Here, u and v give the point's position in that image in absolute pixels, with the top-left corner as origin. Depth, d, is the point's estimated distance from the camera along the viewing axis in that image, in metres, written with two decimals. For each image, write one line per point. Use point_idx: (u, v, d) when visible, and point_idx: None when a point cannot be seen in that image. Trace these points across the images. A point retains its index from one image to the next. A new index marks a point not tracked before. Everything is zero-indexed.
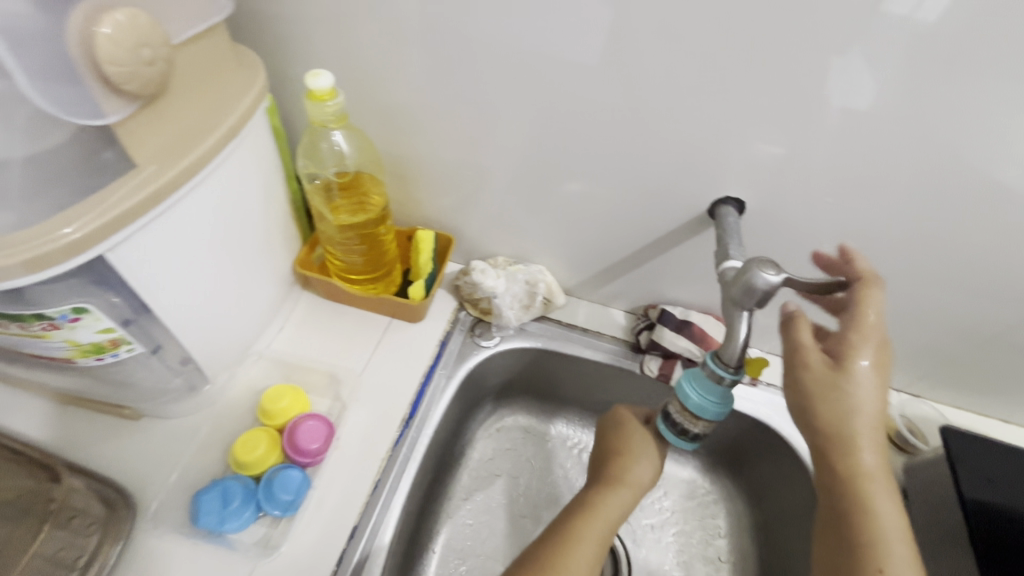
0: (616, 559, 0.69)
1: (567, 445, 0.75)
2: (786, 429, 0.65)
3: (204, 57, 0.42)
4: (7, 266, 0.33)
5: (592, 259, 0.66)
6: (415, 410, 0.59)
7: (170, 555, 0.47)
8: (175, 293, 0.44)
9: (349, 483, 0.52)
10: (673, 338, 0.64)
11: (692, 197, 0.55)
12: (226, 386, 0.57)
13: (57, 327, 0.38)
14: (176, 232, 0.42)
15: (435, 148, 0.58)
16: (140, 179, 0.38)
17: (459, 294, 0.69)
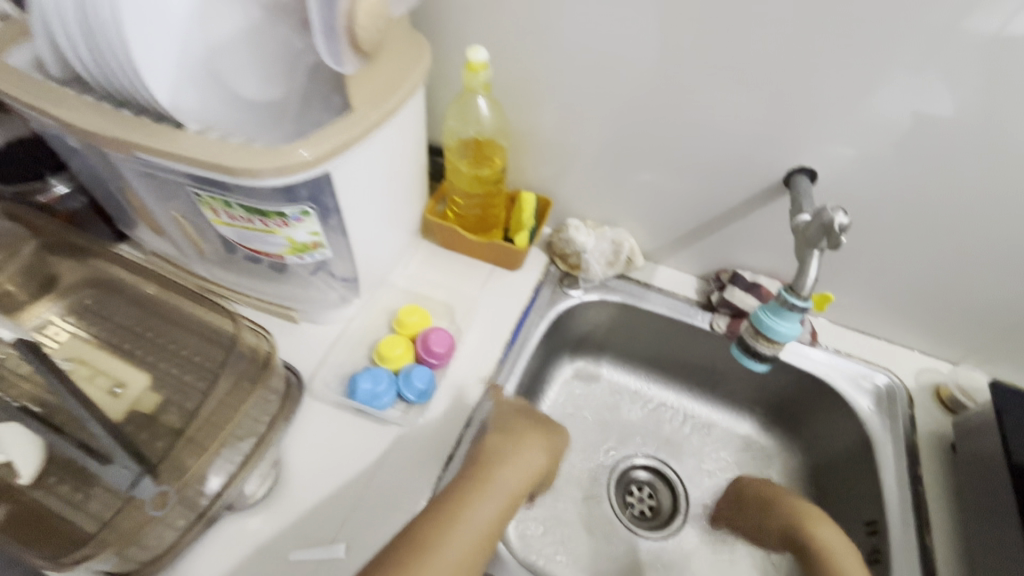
0: (674, 493, 0.79)
1: (631, 394, 0.86)
2: (842, 385, 0.72)
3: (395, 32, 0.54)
4: (267, 172, 0.46)
5: (672, 225, 0.76)
6: (515, 338, 0.71)
7: (333, 420, 0.61)
8: (355, 214, 0.57)
9: (466, 386, 0.65)
10: (743, 296, 0.73)
11: (771, 168, 0.64)
12: (367, 305, 0.70)
13: (286, 225, 0.51)
14: (365, 164, 0.55)
15: (549, 120, 0.69)
16: (354, 119, 0.50)
17: (550, 251, 0.79)
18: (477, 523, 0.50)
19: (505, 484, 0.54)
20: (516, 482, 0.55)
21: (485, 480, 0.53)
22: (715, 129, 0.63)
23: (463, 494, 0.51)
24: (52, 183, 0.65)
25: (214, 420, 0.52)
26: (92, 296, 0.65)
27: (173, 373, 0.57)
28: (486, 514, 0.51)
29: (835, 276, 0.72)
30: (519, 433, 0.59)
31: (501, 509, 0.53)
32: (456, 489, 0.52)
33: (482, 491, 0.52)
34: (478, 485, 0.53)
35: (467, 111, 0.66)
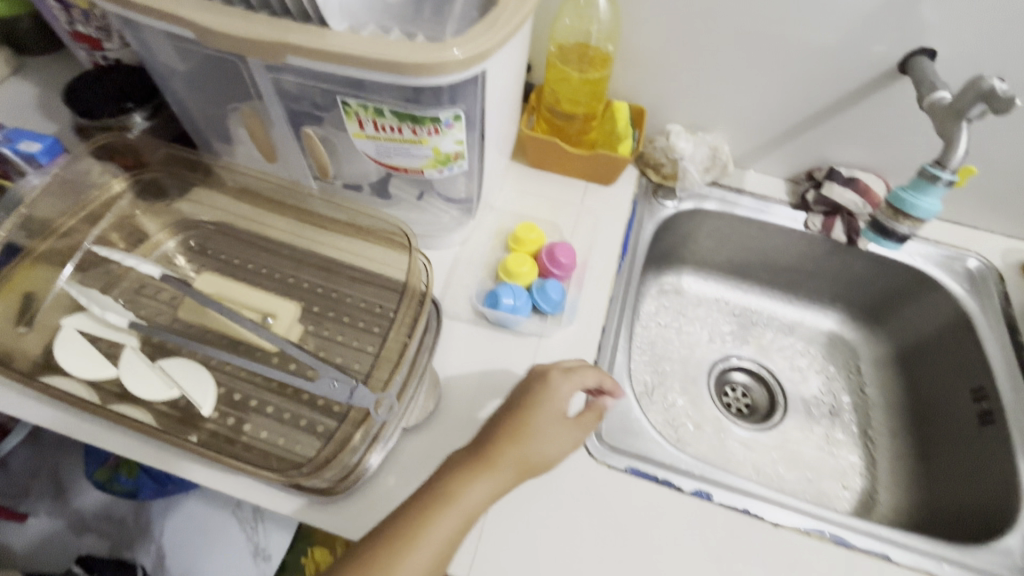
0: (771, 392, 0.82)
1: (718, 302, 0.88)
2: (937, 274, 0.74)
3: None
4: (412, 67, 0.42)
5: (767, 127, 0.75)
6: (625, 250, 0.71)
7: (473, 338, 0.61)
8: (489, 122, 0.55)
9: (594, 296, 0.65)
10: (842, 191, 0.74)
11: (887, 52, 0.63)
12: (476, 227, 0.69)
13: (436, 132, 0.49)
14: (502, 66, 0.52)
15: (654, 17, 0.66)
16: (503, 19, 0.45)
17: (642, 163, 0.78)
18: (473, 508, 0.41)
19: (517, 460, 0.44)
20: (547, 452, 0.46)
21: (495, 455, 0.44)
22: (831, 15, 0.61)
23: (463, 478, 0.42)
24: (136, 117, 0.61)
25: (390, 346, 0.52)
26: (198, 238, 0.61)
27: (321, 307, 0.56)
28: (478, 505, 0.42)
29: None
30: (535, 423, 0.46)
31: (503, 489, 0.43)
32: (473, 454, 0.44)
33: (483, 474, 0.42)
34: (486, 463, 0.43)
35: (586, 7, 0.64)
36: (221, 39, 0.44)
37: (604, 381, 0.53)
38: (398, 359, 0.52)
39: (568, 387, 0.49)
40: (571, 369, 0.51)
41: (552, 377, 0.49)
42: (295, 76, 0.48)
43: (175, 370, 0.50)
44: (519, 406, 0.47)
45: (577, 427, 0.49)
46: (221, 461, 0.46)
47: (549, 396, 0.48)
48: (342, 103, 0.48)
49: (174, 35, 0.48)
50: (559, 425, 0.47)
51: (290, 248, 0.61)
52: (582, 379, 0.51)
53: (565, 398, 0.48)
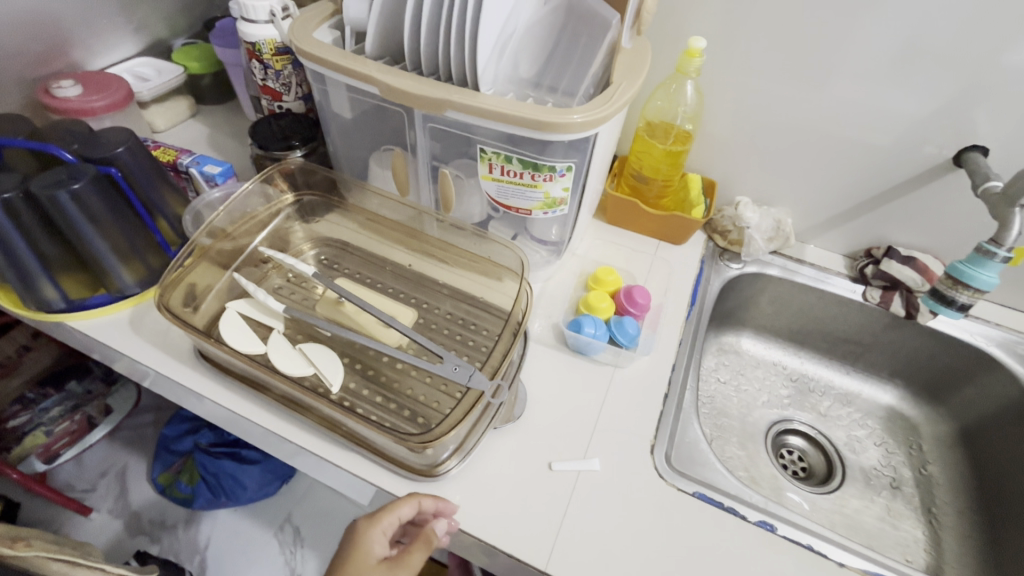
0: (829, 459, 0.83)
1: (776, 366, 0.92)
2: (1001, 355, 0.76)
3: (638, 48, 0.61)
4: (542, 123, 0.54)
5: (828, 206, 0.83)
6: (694, 300, 0.78)
7: (554, 361, 0.68)
8: (589, 177, 0.65)
9: (664, 339, 0.71)
10: (900, 268, 0.80)
11: (940, 147, 0.71)
12: (561, 270, 0.78)
13: (550, 179, 0.60)
14: (607, 132, 0.63)
15: (728, 105, 0.78)
16: (614, 95, 0.57)
17: (710, 229, 0.87)
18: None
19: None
20: None
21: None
22: (889, 113, 0.71)
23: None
24: (296, 152, 0.75)
25: (492, 359, 0.59)
26: (329, 254, 0.74)
27: (430, 319, 0.66)
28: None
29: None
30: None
31: None
32: None
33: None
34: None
35: (672, 95, 0.75)
36: (400, 94, 0.57)
37: (423, 504, 0.51)
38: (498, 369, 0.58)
39: (376, 535, 0.49)
40: (376, 511, 0.50)
41: (359, 531, 0.50)
42: (446, 125, 0.60)
43: (312, 353, 0.59)
44: (341, 566, 0.50)
45: (396, 568, 0.48)
46: (352, 417, 0.54)
47: (355, 553, 0.49)
48: (481, 149, 0.59)
49: (357, 91, 0.63)
50: (371, 572, 0.48)
51: (406, 272, 0.71)
52: (392, 519, 0.50)
53: (376, 546, 0.49)
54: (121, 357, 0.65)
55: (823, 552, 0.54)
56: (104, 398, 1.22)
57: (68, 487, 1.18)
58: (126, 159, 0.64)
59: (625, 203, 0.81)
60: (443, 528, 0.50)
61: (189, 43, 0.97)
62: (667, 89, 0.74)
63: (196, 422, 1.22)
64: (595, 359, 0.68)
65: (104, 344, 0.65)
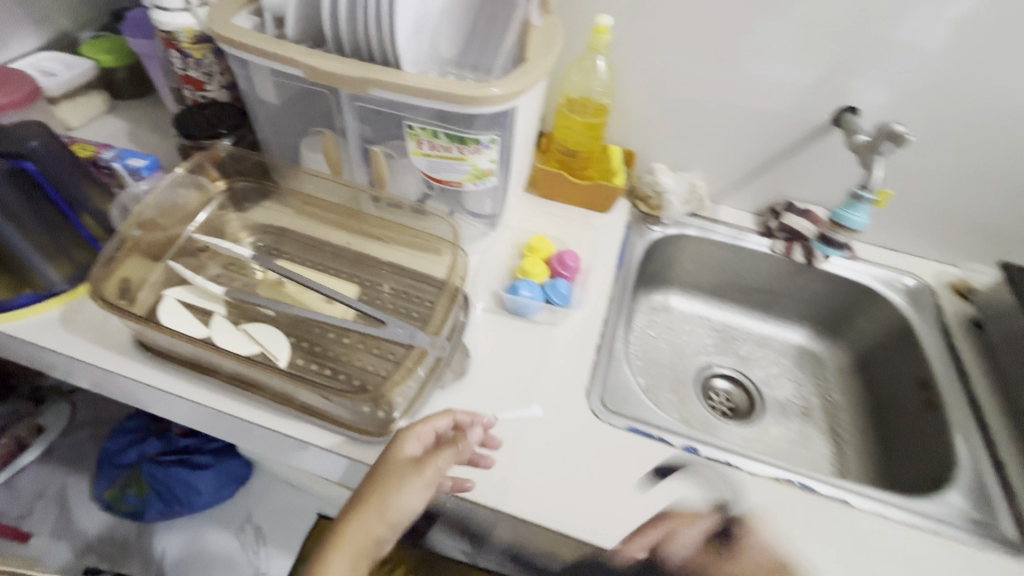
0: (750, 396, 0.93)
1: (701, 319, 1.01)
2: (884, 290, 0.88)
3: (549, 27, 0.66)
4: (463, 97, 0.58)
5: (734, 169, 0.91)
6: (621, 261, 0.84)
7: (495, 325, 0.72)
8: (514, 149, 0.70)
9: (594, 298, 0.77)
10: (798, 220, 0.90)
11: (821, 109, 0.81)
12: (498, 242, 0.82)
13: (477, 151, 0.64)
14: (527, 106, 0.68)
15: (639, 80, 0.84)
16: (529, 69, 0.61)
17: (633, 197, 0.94)
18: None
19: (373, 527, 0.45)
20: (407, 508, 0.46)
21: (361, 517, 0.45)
22: (776, 79, 0.80)
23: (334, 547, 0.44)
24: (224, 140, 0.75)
25: (433, 322, 0.63)
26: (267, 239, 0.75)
27: (372, 293, 0.69)
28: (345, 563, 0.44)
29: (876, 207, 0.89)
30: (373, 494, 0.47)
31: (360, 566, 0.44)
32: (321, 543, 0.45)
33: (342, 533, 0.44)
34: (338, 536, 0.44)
35: (586, 71, 0.80)
36: (324, 76, 0.59)
37: (459, 416, 0.54)
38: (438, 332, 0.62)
39: (420, 434, 0.51)
40: (414, 423, 0.52)
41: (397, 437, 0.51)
42: (371, 105, 0.63)
43: (257, 332, 0.61)
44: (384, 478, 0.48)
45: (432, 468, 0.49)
46: (303, 385, 0.57)
47: (399, 456, 0.49)
48: (407, 126, 0.63)
49: (281, 75, 0.64)
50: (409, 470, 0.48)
51: (346, 252, 0.74)
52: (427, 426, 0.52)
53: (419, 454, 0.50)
54: (54, 357, 0.64)
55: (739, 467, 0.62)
56: (33, 418, 1.20)
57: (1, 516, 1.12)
58: (41, 153, 0.61)
59: (553, 176, 0.86)
60: (478, 436, 0.56)
61: (99, 37, 0.93)
62: (582, 66, 0.80)
63: (141, 431, 1.19)
64: (533, 320, 0.73)
65: (34, 344, 0.64)
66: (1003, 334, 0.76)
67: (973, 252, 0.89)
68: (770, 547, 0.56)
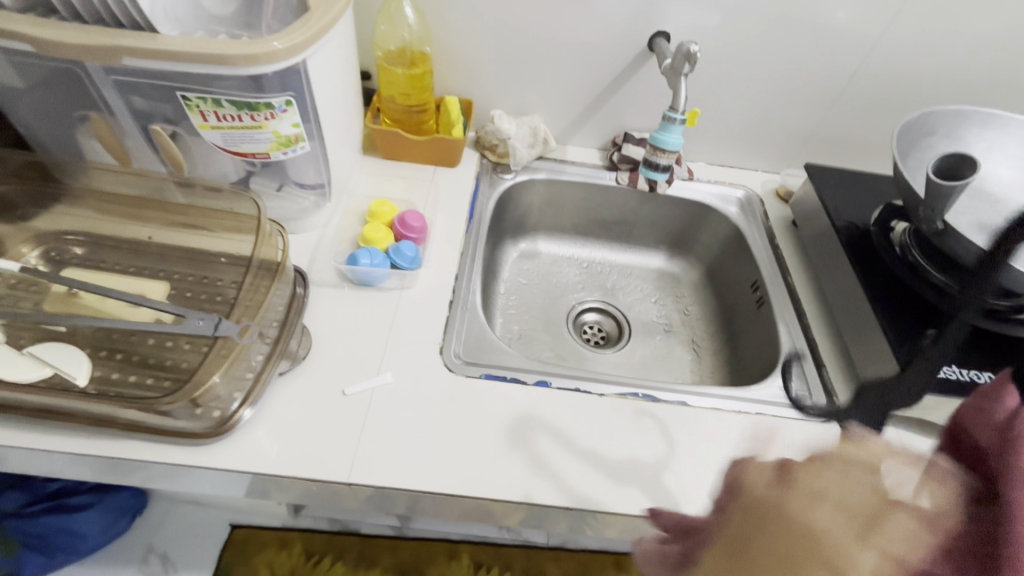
0: (619, 323, 0.98)
1: (567, 258, 1.04)
2: (719, 205, 0.94)
3: None
4: (239, 57, 0.52)
5: (572, 107, 0.92)
6: (472, 214, 0.84)
7: (340, 298, 0.69)
8: (322, 110, 0.65)
9: (444, 254, 0.76)
10: (636, 150, 0.93)
11: (637, 37, 0.83)
12: (336, 212, 0.78)
13: (273, 117, 0.59)
14: (326, 61, 0.63)
15: (457, 23, 0.81)
16: (312, 17, 0.56)
17: (480, 147, 0.92)
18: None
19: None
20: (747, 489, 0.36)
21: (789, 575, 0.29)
22: (589, 9, 0.80)
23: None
24: None
25: (244, 305, 0.58)
26: (58, 248, 0.66)
27: (187, 288, 0.63)
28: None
29: (703, 128, 0.94)
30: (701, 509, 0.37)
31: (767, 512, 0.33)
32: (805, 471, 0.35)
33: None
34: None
35: (396, 19, 0.76)
36: (57, 48, 0.50)
37: None
38: (252, 317, 0.57)
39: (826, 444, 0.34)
40: None
41: None
42: (133, 76, 0.55)
43: (44, 352, 0.54)
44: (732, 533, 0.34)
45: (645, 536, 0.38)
46: (106, 402, 0.51)
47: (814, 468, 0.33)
48: (182, 97, 0.56)
49: (10, 52, 0.54)
50: None
51: (155, 247, 0.67)
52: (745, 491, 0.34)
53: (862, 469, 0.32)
54: None
55: (589, 391, 0.65)
56: None
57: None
58: None
59: (388, 135, 0.83)
60: None
61: None
62: (390, 12, 0.75)
63: None
64: (381, 286, 0.71)
65: None
66: (815, 227, 0.85)
67: (789, 157, 0.98)
68: (620, 456, 0.60)
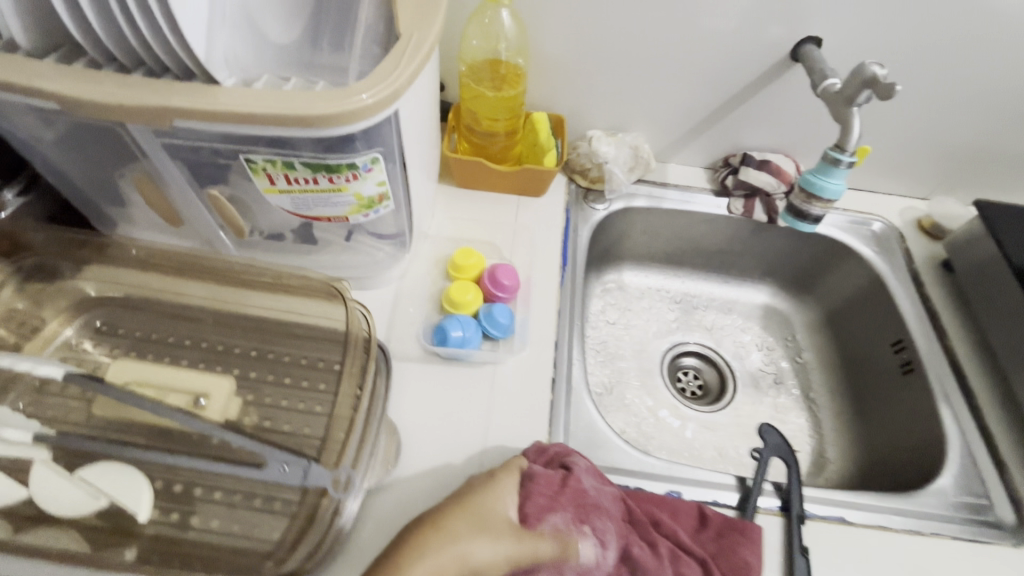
0: (719, 371, 0.86)
1: (659, 292, 0.90)
2: (853, 241, 0.80)
3: None
4: (325, 115, 0.40)
5: (681, 122, 0.78)
6: (566, 259, 0.71)
7: (427, 375, 0.59)
8: (410, 156, 0.53)
9: (541, 314, 0.65)
10: (756, 174, 0.78)
11: (776, 42, 0.67)
12: (413, 261, 0.67)
13: (356, 177, 0.47)
14: (417, 98, 0.51)
15: (556, 27, 0.67)
16: (409, 51, 0.43)
17: (568, 170, 0.79)
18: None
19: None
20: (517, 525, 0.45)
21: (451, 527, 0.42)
22: (723, 8, 0.64)
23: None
24: (5, 195, 0.56)
25: (335, 426, 0.48)
26: (104, 316, 0.56)
27: (258, 372, 0.53)
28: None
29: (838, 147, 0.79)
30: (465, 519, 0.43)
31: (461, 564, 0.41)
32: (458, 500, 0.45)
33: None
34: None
35: (489, 27, 0.64)
36: (96, 107, 0.39)
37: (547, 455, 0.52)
38: (342, 447, 0.48)
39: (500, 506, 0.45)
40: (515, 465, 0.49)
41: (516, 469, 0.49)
42: (189, 133, 0.44)
43: (98, 477, 0.44)
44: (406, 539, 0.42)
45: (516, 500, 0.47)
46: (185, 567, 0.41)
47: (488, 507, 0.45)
48: (246, 160, 0.44)
49: (35, 108, 0.43)
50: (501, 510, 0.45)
51: (212, 315, 0.56)
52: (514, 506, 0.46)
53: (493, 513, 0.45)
54: None
55: (739, 506, 0.55)
56: None
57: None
58: None
59: (470, 165, 0.70)
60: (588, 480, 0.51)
61: None
62: (482, 20, 0.63)
63: None
64: (470, 359, 0.60)
65: None
66: (983, 277, 0.70)
67: (937, 181, 0.82)
68: None
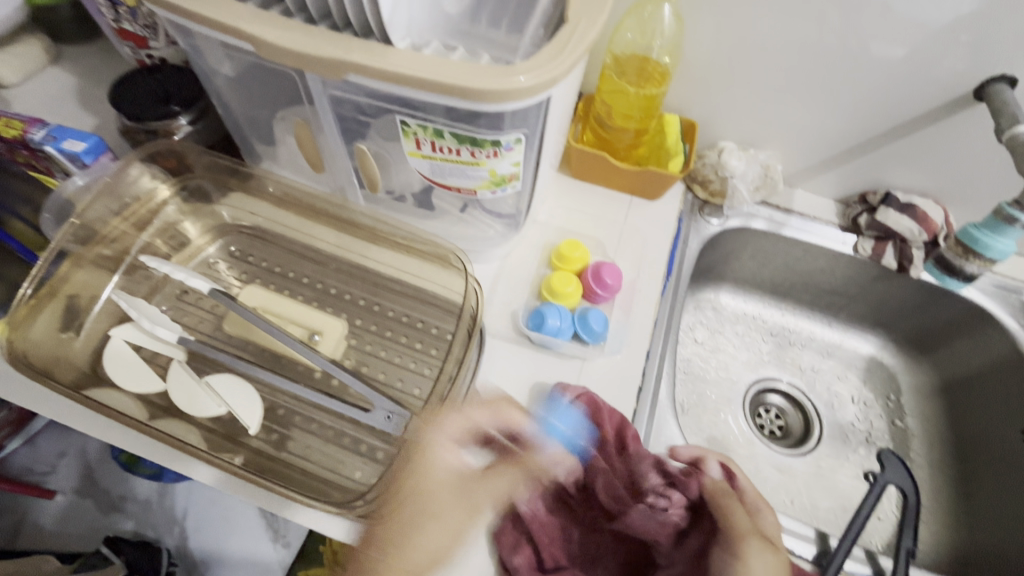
0: (806, 416, 0.80)
1: (755, 321, 0.86)
2: (997, 311, 0.72)
3: None
4: (481, 92, 0.41)
5: (821, 148, 0.73)
6: (670, 270, 0.70)
7: (518, 354, 0.60)
8: (547, 142, 0.53)
9: (640, 319, 0.63)
10: (897, 217, 0.72)
11: (961, 78, 0.60)
12: (518, 242, 0.67)
13: (496, 155, 0.47)
14: (568, 87, 0.50)
15: (712, 33, 0.64)
16: (577, 38, 0.43)
17: (688, 179, 0.76)
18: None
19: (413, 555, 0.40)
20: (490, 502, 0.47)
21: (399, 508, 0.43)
22: (906, 32, 0.58)
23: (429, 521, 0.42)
24: (180, 120, 0.59)
25: (434, 389, 0.49)
26: (239, 243, 0.61)
27: (363, 321, 0.56)
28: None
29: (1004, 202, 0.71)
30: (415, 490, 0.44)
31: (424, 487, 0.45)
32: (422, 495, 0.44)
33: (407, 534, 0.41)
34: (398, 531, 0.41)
35: (647, 22, 0.62)
36: (286, 55, 0.43)
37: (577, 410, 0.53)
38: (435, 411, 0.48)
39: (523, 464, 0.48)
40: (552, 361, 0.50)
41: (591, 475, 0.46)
42: (353, 90, 0.47)
43: (221, 386, 0.50)
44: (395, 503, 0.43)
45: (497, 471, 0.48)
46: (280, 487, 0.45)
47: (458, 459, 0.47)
48: (400, 122, 0.46)
49: (230, 47, 0.47)
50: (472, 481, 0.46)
51: (334, 261, 0.60)
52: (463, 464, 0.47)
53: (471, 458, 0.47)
54: None
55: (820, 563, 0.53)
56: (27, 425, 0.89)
57: (23, 472, 0.89)
58: None
59: (593, 158, 0.69)
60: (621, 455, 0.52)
61: None
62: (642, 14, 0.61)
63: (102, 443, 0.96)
64: (558, 350, 0.60)
65: None
66: None
67: None
68: None
